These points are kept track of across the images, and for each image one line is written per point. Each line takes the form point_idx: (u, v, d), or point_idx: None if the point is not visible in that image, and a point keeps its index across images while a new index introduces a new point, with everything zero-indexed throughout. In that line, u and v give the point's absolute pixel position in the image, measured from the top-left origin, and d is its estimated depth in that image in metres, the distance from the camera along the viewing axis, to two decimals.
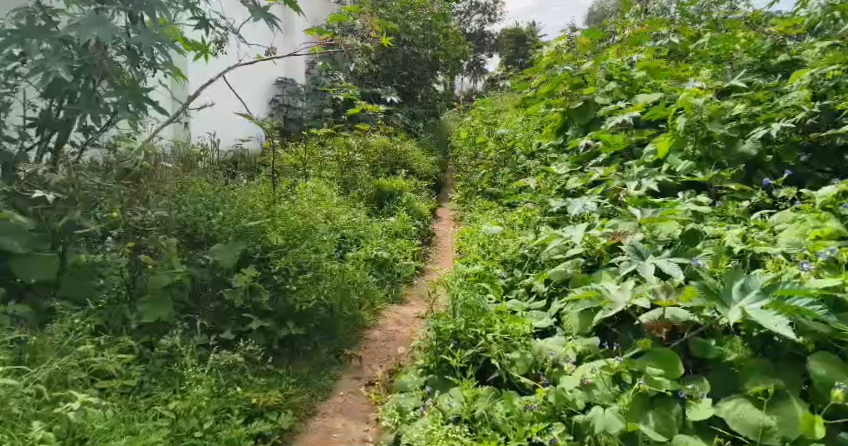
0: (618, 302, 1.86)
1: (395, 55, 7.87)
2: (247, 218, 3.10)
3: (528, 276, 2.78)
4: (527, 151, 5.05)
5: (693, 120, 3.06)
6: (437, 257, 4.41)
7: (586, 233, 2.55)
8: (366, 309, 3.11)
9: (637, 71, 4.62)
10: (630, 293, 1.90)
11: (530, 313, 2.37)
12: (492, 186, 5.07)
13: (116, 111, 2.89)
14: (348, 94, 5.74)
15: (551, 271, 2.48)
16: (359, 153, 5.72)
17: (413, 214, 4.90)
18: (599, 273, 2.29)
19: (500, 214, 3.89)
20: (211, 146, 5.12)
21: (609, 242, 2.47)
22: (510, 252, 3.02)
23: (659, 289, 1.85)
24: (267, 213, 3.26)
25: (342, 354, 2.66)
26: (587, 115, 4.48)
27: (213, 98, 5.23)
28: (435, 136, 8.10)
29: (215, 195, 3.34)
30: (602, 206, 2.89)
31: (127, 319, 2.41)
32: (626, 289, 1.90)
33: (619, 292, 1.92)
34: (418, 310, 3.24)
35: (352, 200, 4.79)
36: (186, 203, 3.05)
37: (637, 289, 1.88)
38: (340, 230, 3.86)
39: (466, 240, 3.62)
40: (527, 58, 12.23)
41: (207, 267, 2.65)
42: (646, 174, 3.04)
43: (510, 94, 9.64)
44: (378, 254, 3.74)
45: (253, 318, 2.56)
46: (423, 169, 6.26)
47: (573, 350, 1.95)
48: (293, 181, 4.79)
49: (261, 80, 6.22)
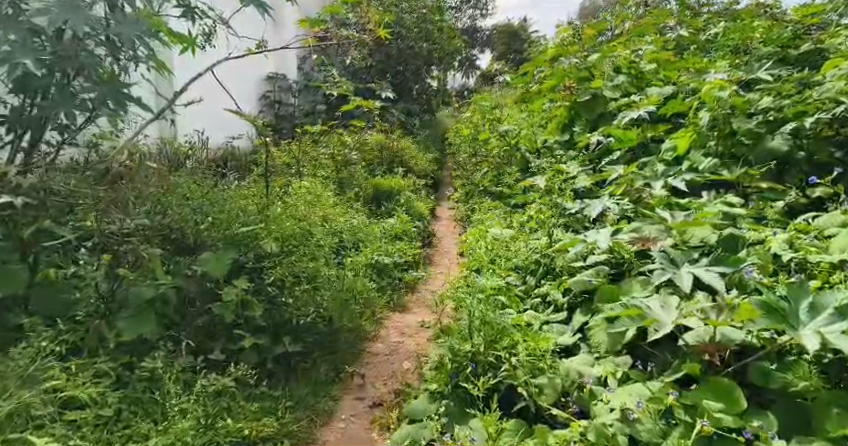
0: (665, 322, 1.68)
1: (389, 49, 7.63)
2: (238, 224, 2.87)
3: (544, 284, 2.57)
4: (531, 146, 4.80)
5: (720, 116, 2.94)
6: (439, 260, 4.23)
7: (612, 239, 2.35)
8: (367, 319, 2.90)
9: (646, 64, 4.43)
10: (674, 311, 1.72)
11: (551, 328, 2.19)
12: (495, 185, 4.86)
13: (94, 108, 2.63)
14: (344, 89, 5.52)
15: (572, 280, 2.28)
16: (355, 151, 5.51)
17: (412, 214, 4.69)
18: (626, 282, 2.09)
19: (506, 215, 3.69)
20: (200, 144, 4.87)
21: (634, 248, 2.27)
22: (522, 258, 2.82)
23: (708, 307, 1.69)
24: (260, 218, 3.03)
25: (343, 372, 2.42)
26: (595, 110, 4.34)
27: (203, 94, 5.00)
28: (432, 132, 7.87)
29: (204, 199, 3.10)
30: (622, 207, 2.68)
31: (105, 337, 2.17)
32: (671, 309, 1.75)
33: (662, 311, 1.74)
34: (422, 318, 3.05)
35: (349, 200, 4.57)
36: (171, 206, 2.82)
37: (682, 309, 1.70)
38: (338, 234, 3.64)
39: (473, 243, 3.40)
40: (521, 53, 12.03)
41: (194, 279, 2.42)
42: (669, 173, 2.83)
43: (507, 89, 9.41)
44: (378, 259, 3.53)
45: (245, 335, 2.33)
46: (421, 166, 6.04)
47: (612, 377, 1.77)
48: (287, 181, 4.57)
49: (252, 75, 5.96)
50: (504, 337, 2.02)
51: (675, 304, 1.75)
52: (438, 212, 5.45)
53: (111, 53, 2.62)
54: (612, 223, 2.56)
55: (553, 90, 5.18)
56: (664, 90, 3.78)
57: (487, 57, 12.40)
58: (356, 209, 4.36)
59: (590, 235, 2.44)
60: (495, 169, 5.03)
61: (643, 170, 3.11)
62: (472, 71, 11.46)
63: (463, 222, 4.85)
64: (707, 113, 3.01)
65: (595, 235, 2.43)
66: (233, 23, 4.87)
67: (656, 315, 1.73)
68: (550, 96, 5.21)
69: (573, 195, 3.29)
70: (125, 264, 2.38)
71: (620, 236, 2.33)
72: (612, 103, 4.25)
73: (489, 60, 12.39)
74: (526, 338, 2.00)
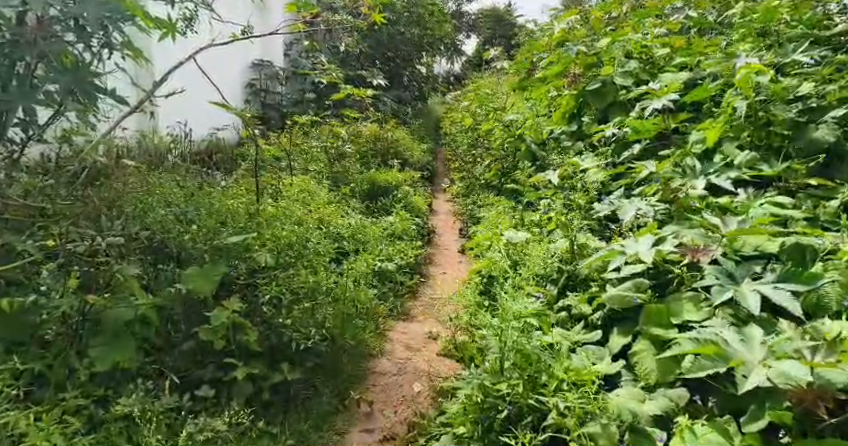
0: (752, 360, 1.48)
1: (380, 34, 7.29)
2: (227, 234, 2.51)
3: (573, 298, 2.30)
4: (536, 137, 4.51)
5: (757, 107, 2.71)
6: (441, 260, 3.98)
7: (656, 248, 2.04)
8: (372, 332, 2.63)
9: (659, 48, 4.17)
10: (761, 348, 1.50)
11: (588, 352, 1.95)
12: (499, 181, 4.59)
13: (60, 102, 2.26)
14: (336, 76, 5.20)
15: (609, 295, 2.00)
16: (348, 143, 5.21)
17: (411, 211, 4.41)
18: (672, 299, 1.83)
19: (517, 214, 3.44)
20: (183, 136, 4.58)
21: (682, 261, 1.99)
22: (543, 265, 2.57)
23: (800, 345, 1.49)
24: (250, 226, 2.69)
25: (348, 398, 2.16)
26: (606, 98, 4.05)
27: (185, 83, 4.65)
28: (425, 120, 7.56)
29: (186, 204, 2.77)
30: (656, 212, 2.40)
31: (74, 368, 1.88)
32: (755, 345, 1.52)
33: (744, 346, 1.53)
34: (430, 328, 2.83)
35: (343, 195, 4.29)
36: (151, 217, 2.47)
37: (773, 349, 1.50)
38: (337, 238, 3.39)
39: (484, 247, 3.13)
40: (507, 39, 11.76)
41: (178, 298, 2.11)
42: (709, 171, 2.54)
43: (502, 75, 9.11)
44: (381, 265, 3.28)
45: (237, 362, 2.04)
46: (416, 158, 5.76)
47: (685, 431, 1.47)
48: (277, 178, 4.26)
49: (236, 63, 5.56)
50: (541, 372, 1.81)
51: (759, 341, 1.52)
52: (436, 204, 5.18)
53: (78, 40, 2.26)
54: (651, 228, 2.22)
55: (557, 77, 4.90)
56: (682, 74, 3.52)
57: (473, 43, 12.03)
58: (351, 207, 4.09)
59: (624, 243, 2.13)
60: (498, 162, 4.76)
61: (676, 167, 2.82)
62: (461, 58, 11.12)
63: (465, 218, 4.62)
64: (742, 101, 2.76)
65: (628, 241, 2.13)
66: (216, 6, 4.52)
67: (739, 351, 1.52)
68: (554, 83, 4.93)
69: (595, 195, 3.02)
70: (94, 287, 2.07)
71: (661, 243, 2.04)
72: (624, 91, 3.98)
73: (476, 45, 12.04)
74: (568, 373, 1.79)
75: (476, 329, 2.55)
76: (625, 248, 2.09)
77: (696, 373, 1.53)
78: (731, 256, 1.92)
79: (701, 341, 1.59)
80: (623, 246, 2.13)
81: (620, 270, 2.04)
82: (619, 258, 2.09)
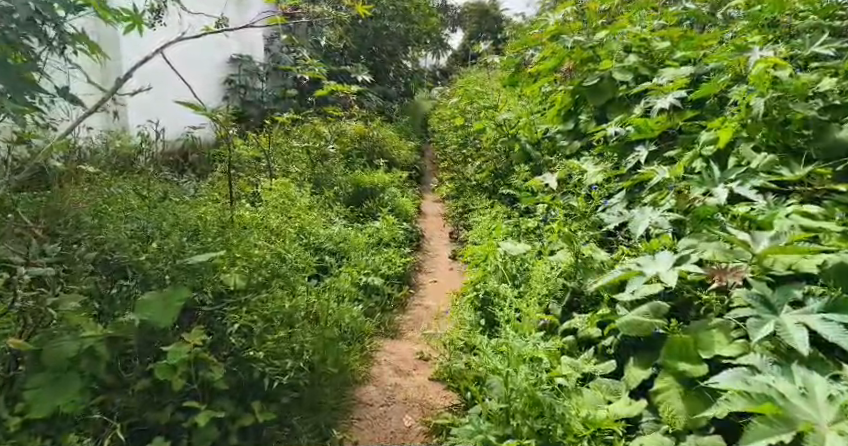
0: (822, 423, 1.24)
1: (365, 29, 7.02)
2: (193, 252, 2.21)
3: (581, 323, 2.06)
4: (530, 137, 4.29)
5: (776, 106, 2.49)
6: (431, 267, 3.75)
7: (676, 266, 1.80)
8: (357, 356, 2.40)
9: (659, 42, 3.94)
10: (831, 411, 1.26)
11: (603, 387, 1.72)
12: (492, 183, 4.34)
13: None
14: (317, 71, 4.91)
15: (624, 321, 1.76)
16: (332, 143, 4.94)
17: (398, 214, 4.17)
18: (701, 329, 1.59)
19: (513, 221, 3.22)
20: (155, 137, 4.31)
21: (711, 286, 1.73)
22: (547, 285, 2.36)
23: None
24: (221, 242, 2.40)
25: (330, 439, 1.91)
26: (604, 95, 3.82)
27: (155, 81, 4.36)
28: (412, 117, 7.31)
29: (146, 218, 2.47)
30: (670, 221, 2.20)
31: (6, 416, 1.61)
32: (824, 407, 1.27)
33: (807, 403, 1.29)
34: (420, 349, 2.61)
35: (326, 198, 4.03)
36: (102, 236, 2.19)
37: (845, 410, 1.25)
38: (319, 249, 3.16)
39: (480, 260, 2.90)
40: (493, 32, 11.49)
41: (133, 328, 1.82)
42: (728, 176, 2.29)
43: (490, 71, 8.87)
44: (368, 280, 3.04)
45: (201, 404, 1.78)
46: (403, 157, 5.49)
47: None
48: (255, 184, 4.00)
49: (212, 58, 5.22)
50: (553, 427, 1.61)
51: (830, 402, 1.27)
52: (425, 206, 4.95)
53: (23, 34, 2.22)
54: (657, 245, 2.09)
55: (551, 73, 4.67)
56: (683, 70, 3.41)
57: (459, 37, 11.77)
58: (335, 213, 3.84)
59: (640, 261, 1.88)
60: (492, 163, 4.51)
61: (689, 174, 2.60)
62: (447, 52, 10.83)
63: (455, 222, 4.39)
64: (760, 99, 2.54)
65: (645, 259, 1.88)
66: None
67: (803, 411, 1.27)
68: (546, 78, 4.70)
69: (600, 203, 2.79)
70: (20, 331, 1.71)
71: (683, 263, 1.79)
72: (623, 87, 3.76)
73: (462, 40, 11.75)
74: (586, 425, 1.58)
75: (472, 354, 2.32)
76: (642, 267, 1.84)
77: (749, 437, 1.27)
78: (759, 274, 1.69)
79: (750, 391, 1.34)
80: (639, 264, 1.87)
81: (630, 291, 1.80)
82: (636, 280, 1.83)
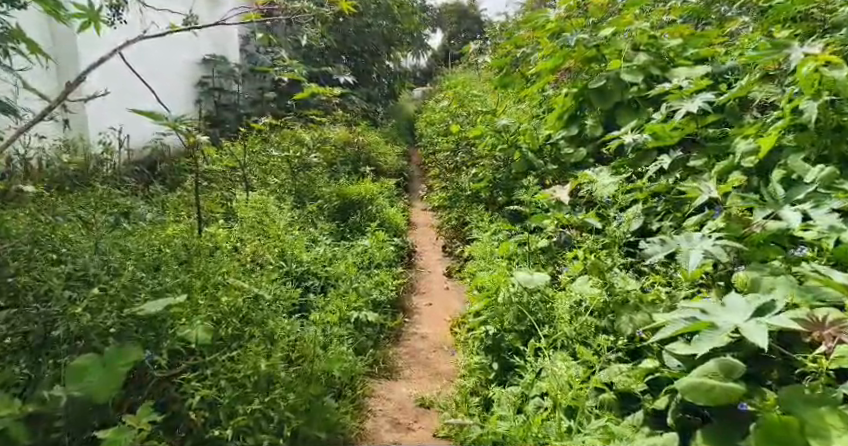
0: None
1: (347, 27, 6.60)
2: (146, 297, 1.80)
3: (623, 375, 1.70)
4: (531, 144, 3.93)
5: (827, 109, 2.15)
6: (426, 287, 3.36)
7: (755, 317, 1.40)
8: (348, 408, 2.02)
9: (669, 38, 3.61)
10: None
11: None
12: (490, 193, 3.98)
13: None
14: (295, 72, 4.50)
15: (690, 383, 1.38)
16: (314, 151, 4.50)
17: (388, 229, 3.78)
18: (804, 407, 1.26)
19: (523, 242, 2.87)
20: (118, 146, 3.87)
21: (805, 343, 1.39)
22: (574, 324, 2.00)
23: None
24: (180, 282, 1.98)
25: None
26: (611, 98, 3.48)
27: (116, 85, 3.91)
28: (398, 121, 6.93)
29: (88, 251, 2.02)
30: (733, 249, 1.84)
31: None
32: None
33: None
34: (422, 393, 2.23)
35: (308, 212, 3.61)
36: (28, 280, 1.75)
37: None
38: (301, 276, 2.76)
39: (489, 288, 2.54)
40: (474, 32, 11.42)
41: (62, 403, 1.40)
42: (795, 197, 1.91)
43: (477, 71, 8.52)
44: (360, 317, 2.57)
45: None
46: (390, 164, 5.11)
47: None
48: (228, 199, 3.58)
49: (181, 58, 4.78)
50: None
51: None
52: (415, 217, 4.59)
53: None
54: (695, 276, 1.84)
55: (549, 74, 4.32)
56: (702, 70, 3.18)
57: (440, 37, 11.40)
58: (318, 229, 3.44)
59: (706, 309, 1.46)
60: (489, 172, 4.13)
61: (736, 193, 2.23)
62: (430, 53, 10.43)
63: (450, 236, 4.02)
64: (810, 101, 2.18)
65: (711, 306, 1.47)
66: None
67: None
68: (545, 79, 4.35)
69: (634, 226, 2.45)
70: None
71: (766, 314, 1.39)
72: (634, 89, 3.41)
73: (443, 40, 11.38)
74: None
75: (488, 409, 1.95)
76: (713, 316, 1.42)
77: None
78: None
79: None
80: (705, 312, 1.46)
81: (701, 347, 1.37)
82: (705, 333, 1.40)
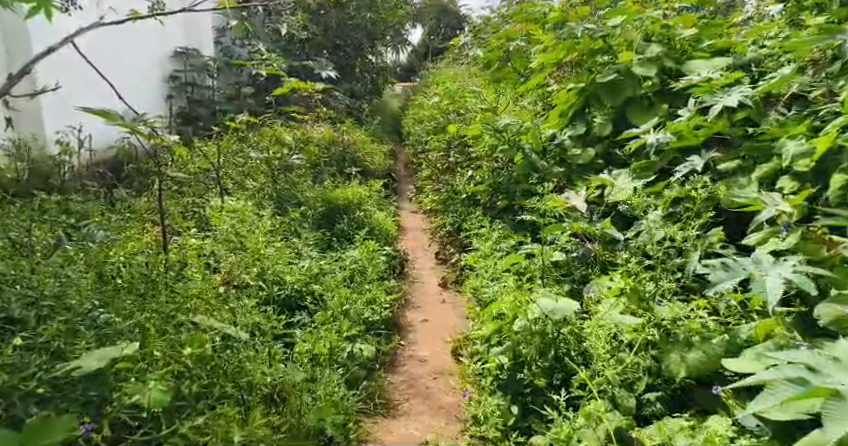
0: None
1: (327, 19, 6.22)
2: (88, 346, 1.50)
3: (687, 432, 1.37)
4: (535, 144, 3.51)
5: None
6: (422, 301, 2.99)
7: None
8: None
9: (682, 29, 3.31)
10: None
11: None
12: (489, 197, 3.65)
13: None
14: (275, 65, 4.13)
15: None
16: (297, 153, 4.13)
17: (379, 237, 3.41)
18: None
19: (536, 256, 2.54)
20: (78, 148, 3.43)
21: None
22: (613, 363, 1.68)
23: None
24: (133, 322, 1.65)
25: None
26: (622, 94, 3.17)
27: (76, 77, 3.47)
28: (383, 118, 6.56)
29: (20, 284, 1.68)
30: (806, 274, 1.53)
31: None
32: None
33: None
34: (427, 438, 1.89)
35: (289, 220, 3.24)
36: None
37: None
38: (283, 299, 2.39)
39: (504, 313, 2.20)
40: (453, 28, 11.12)
41: None
42: None
43: (464, 67, 8.18)
44: (355, 348, 2.21)
45: None
46: (377, 164, 4.74)
47: None
48: (200, 207, 3.19)
49: (148, 50, 4.36)
50: None
51: None
52: (406, 221, 4.22)
53: None
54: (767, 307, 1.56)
55: (551, 68, 4.01)
56: (725, 62, 2.89)
57: (421, 33, 11.03)
58: (302, 239, 3.07)
59: (814, 365, 1.15)
60: (489, 175, 3.79)
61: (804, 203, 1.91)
62: (411, 48, 10.05)
63: (447, 243, 3.66)
64: None
65: (820, 360, 1.16)
66: None
67: None
68: (545, 74, 4.04)
69: (670, 240, 2.13)
70: None
71: None
72: (648, 83, 3.11)
73: (423, 36, 11.00)
74: None
75: None
76: (829, 377, 1.11)
77: None
78: None
79: None
80: (815, 369, 1.15)
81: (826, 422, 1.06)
82: (827, 402, 1.09)
